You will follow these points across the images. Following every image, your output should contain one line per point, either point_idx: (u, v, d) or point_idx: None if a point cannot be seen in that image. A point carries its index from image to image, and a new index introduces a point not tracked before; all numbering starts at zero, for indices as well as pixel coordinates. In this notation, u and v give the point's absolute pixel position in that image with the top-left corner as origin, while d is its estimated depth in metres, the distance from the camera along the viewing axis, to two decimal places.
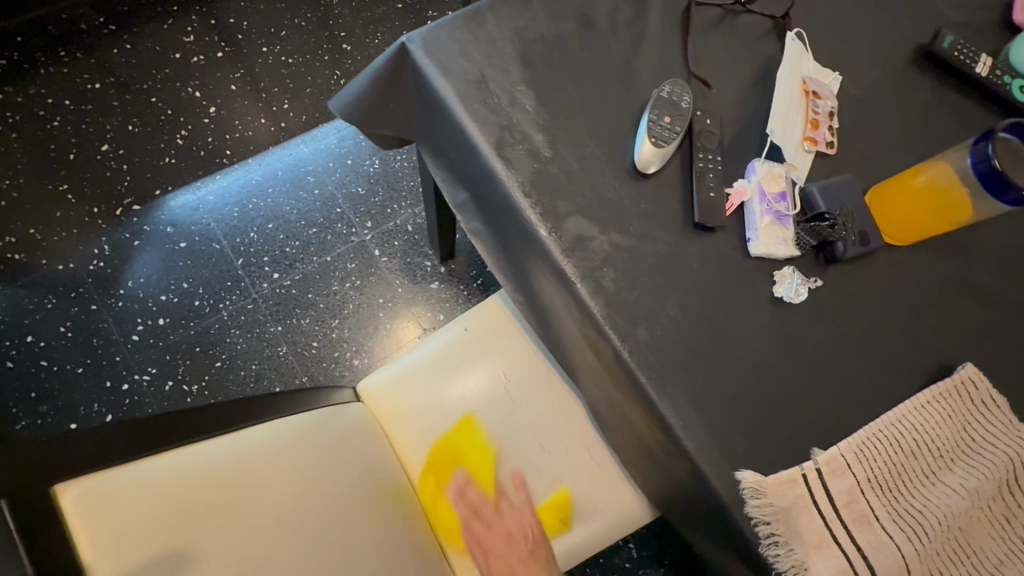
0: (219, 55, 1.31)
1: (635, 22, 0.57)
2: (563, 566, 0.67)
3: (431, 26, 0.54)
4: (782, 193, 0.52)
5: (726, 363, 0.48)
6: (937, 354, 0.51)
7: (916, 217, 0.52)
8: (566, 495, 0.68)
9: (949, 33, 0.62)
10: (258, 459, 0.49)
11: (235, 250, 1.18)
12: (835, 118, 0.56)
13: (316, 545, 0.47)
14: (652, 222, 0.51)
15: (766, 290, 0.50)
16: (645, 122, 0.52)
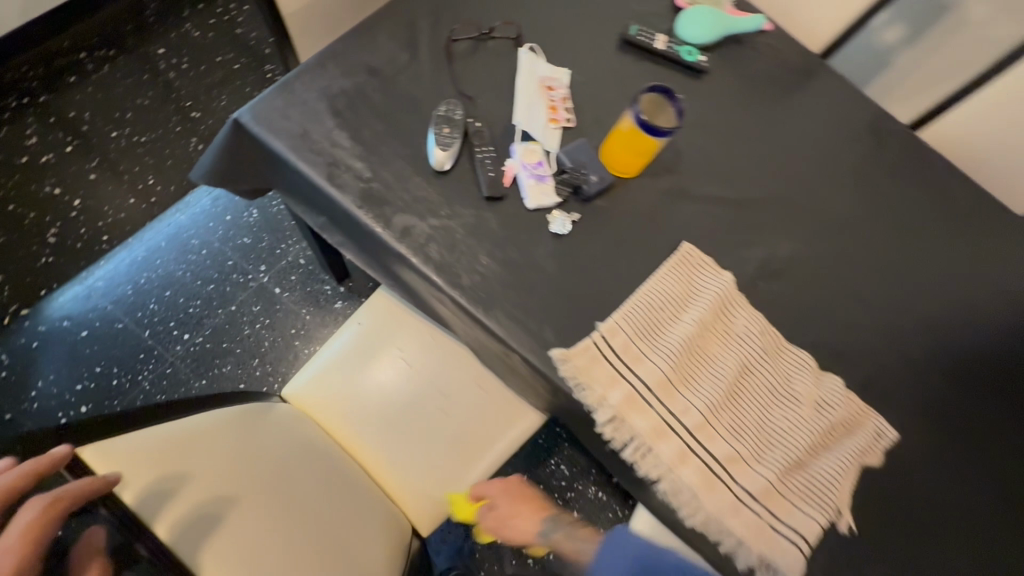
0: (69, 150, 1.32)
1: (411, 63, 0.77)
2: (485, 477, 0.85)
3: (255, 101, 0.70)
4: (539, 160, 0.73)
5: (529, 286, 0.70)
6: (667, 241, 0.77)
7: (628, 159, 0.76)
8: (473, 423, 0.87)
9: (633, 24, 0.88)
10: (216, 426, 0.69)
11: (139, 324, 1.26)
12: (569, 101, 0.79)
13: (267, 469, 0.67)
14: (456, 204, 0.71)
15: (547, 230, 0.72)
16: (432, 136, 0.71)
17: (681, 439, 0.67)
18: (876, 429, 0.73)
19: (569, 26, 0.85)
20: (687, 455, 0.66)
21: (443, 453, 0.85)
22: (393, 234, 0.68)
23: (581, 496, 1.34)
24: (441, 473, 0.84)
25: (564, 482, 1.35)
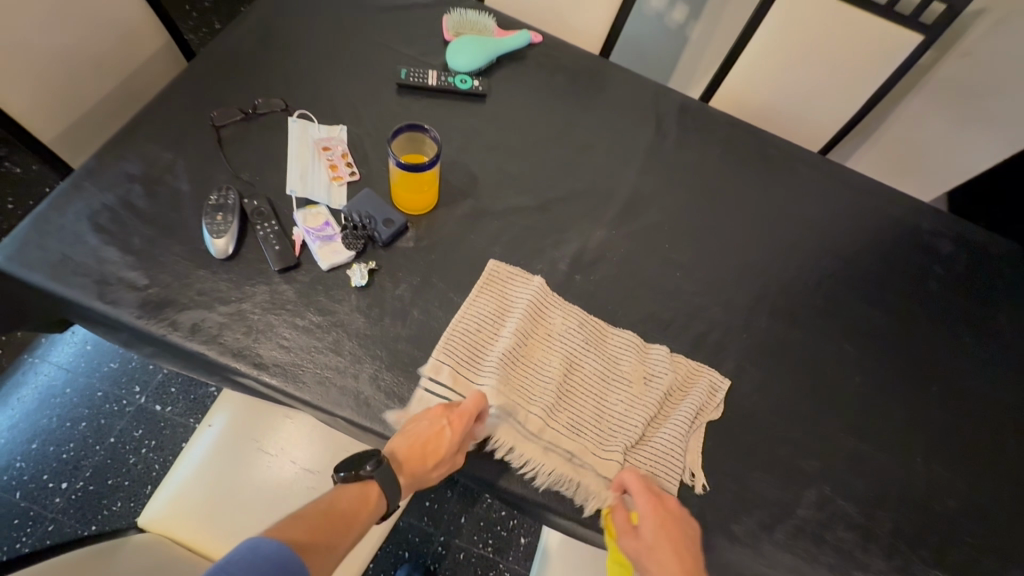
0: None
1: (178, 160, 0.77)
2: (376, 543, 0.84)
3: (8, 240, 0.67)
4: (325, 221, 0.75)
5: (338, 344, 0.69)
6: (474, 262, 0.79)
7: (414, 196, 0.78)
8: None
9: (403, 68, 0.92)
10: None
11: (8, 488, 1.16)
12: (349, 155, 0.81)
13: None
14: (247, 286, 0.70)
15: (347, 285, 0.73)
16: (206, 228, 0.71)
17: (535, 443, 0.68)
18: (710, 385, 0.78)
19: (340, 88, 0.88)
20: (554, 450, 0.68)
21: None
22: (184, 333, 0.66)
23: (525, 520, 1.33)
24: None
25: (503, 512, 1.33)
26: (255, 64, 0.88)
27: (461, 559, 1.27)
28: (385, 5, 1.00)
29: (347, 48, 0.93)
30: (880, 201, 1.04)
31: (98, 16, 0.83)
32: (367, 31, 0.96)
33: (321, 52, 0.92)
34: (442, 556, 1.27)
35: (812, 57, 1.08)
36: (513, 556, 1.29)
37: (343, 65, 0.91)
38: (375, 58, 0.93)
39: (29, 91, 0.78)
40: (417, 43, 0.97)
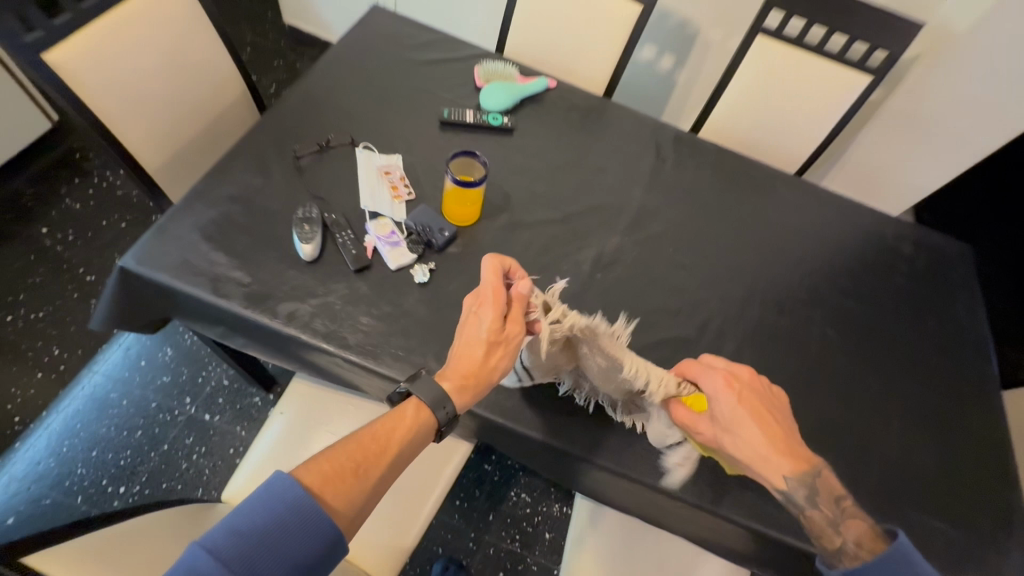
0: None
1: (267, 182, 0.92)
2: (429, 513, 0.94)
3: (135, 247, 0.81)
4: (391, 230, 0.90)
5: (407, 328, 0.83)
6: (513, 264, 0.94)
7: (463, 210, 0.94)
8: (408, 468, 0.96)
9: (446, 108, 1.10)
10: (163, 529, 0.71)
11: (70, 493, 1.24)
12: (406, 178, 0.98)
13: None
14: (331, 282, 0.85)
15: (412, 281, 0.88)
16: (296, 235, 0.86)
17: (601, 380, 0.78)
18: None
19: (394, 125, 1.06)
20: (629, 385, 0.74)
21: (388, 502, 0.93)
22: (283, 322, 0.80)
23: (548, 517, 1.43)
24: (389, 521, 0.92)
25: (528, 509, 1.43)
26: (323, 106, 1.05)
27: (491, 553, 1.36)
28: (426, 56, 1.18)
29: (397, 92, 1.11)
30: (848, 213, 1.22)
31: (198, 67, 1.00)
32: (412, 77, 1.15)
33: (376, 96, 1.10)
34: (474, 551, 1.36)
35: (784, 96, 1.29)
36: (539, 549, 1.38)
37: (395, 106, 1.09)
38: (420, 100, 1.11)
39: (144, 127, 0.94)
40: (455, 87, 1.15)
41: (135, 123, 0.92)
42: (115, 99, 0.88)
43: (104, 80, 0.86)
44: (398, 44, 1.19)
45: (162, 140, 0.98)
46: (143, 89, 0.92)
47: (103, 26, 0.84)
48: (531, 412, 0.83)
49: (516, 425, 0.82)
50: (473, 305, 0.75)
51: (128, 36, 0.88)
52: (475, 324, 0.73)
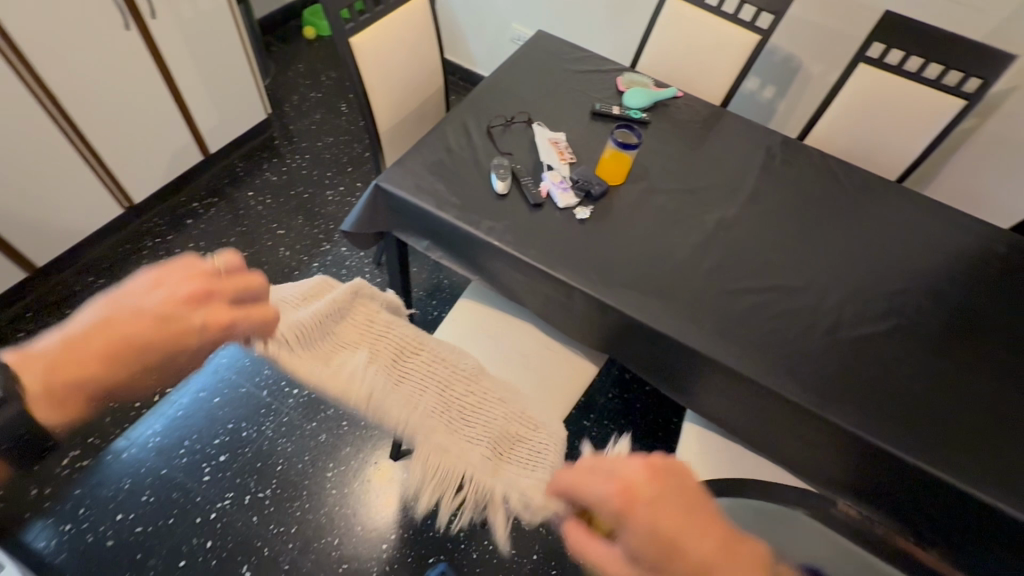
0: None
1: (469, 141, 1.23)
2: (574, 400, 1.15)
3: (386, 172, 1.13)
4: (561, 180, 1.17)
5: (572, 249, 1.09)
6: (650, 217, 1.19)
7: (615, 171, 1.20)
8: (557, 364, 1.19)
9: (597, 103, 1.40)
10: None
11: (258, 386, 1.54)
12: (569, 148, 1.26)
13: None
14: (516, 211, 1.13)
15: (575, 217, 1.14)
16: (493, 174, 1.15)
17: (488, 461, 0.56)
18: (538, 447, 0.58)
19: (558, 113, 1.36)
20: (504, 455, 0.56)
21: (541, 387, 1.15)
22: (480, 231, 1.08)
23: None
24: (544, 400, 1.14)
25: None
26: (505, 94, 1.37)
27: None
28: (581, 67, 1.50)
29: (559, 90, 1.43)
30: (942, 214, 1.37)
31: (424, 62, 1.36)
32: (570, 81, 1.46)
33: (544, 91, 1.41)
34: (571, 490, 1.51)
35: (882, 114, 1.49)
36: None
37: (557, 100, 1.40)
38: (576, 97, 1.42)
39: (389, 98, 1.29)
40: (602, 90, 1.45)
41: (385, 94, 1.27)
42: (379, 82, 1.23)
43: (378, 68, 1.21)
44: (559, 57, 1.52)
45: (395, 117, 1.33)
46: (394, 77, 1.27)
47: (382, 28, 1.20)
48: (664, 320, 1.04)
49: (654, 328, 1.03)
50: (183, 303, 0.55)
51: (393, 39, 1.24)
52: (187, 337, 0.54)
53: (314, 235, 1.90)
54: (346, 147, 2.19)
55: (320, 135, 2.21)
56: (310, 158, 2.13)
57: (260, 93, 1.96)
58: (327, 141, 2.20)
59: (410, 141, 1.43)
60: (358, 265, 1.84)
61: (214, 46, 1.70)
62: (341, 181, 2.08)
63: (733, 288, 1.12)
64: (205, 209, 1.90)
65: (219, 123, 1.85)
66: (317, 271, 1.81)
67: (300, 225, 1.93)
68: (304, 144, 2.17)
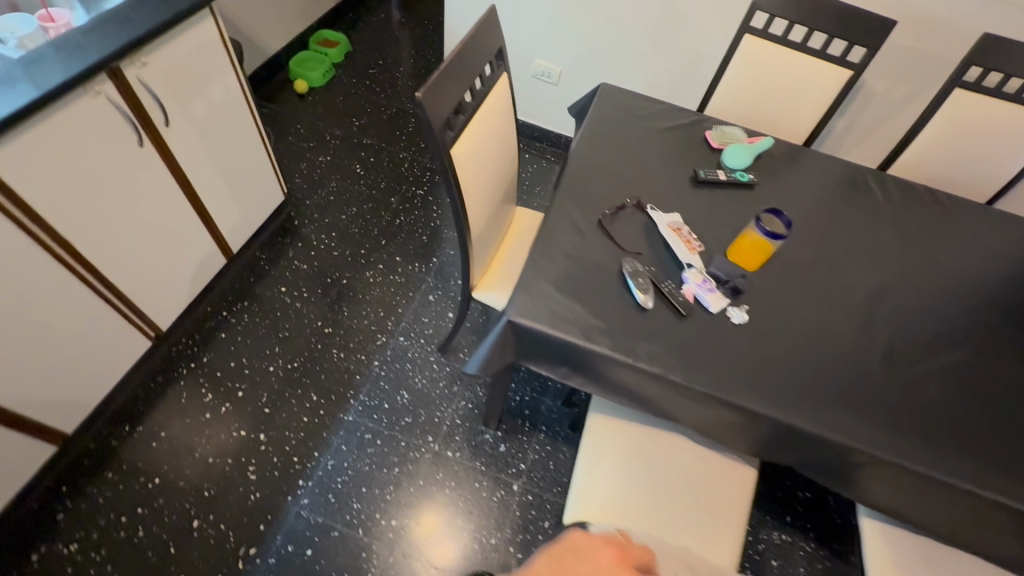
0: (225, 408, 1.51)
1: (587, 242, 1.08)
2: (744, 521, 1.06)
3: (510, 303, 0.97)
4: (704, 278, 1.04)
5: (743, 364, 0.96)
6: (802, 305, 1.07)
7: (755, 257, 1.08)
8: (715, 480, 1.09)
9: (698, 170, 1.26)
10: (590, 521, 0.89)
11: (350, 526, 1.36)
12: (692, 233, 1.13)
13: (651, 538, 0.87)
14: (668, 326, 0.98)
15: (731, 322, 1.01)
16: (633, 285, 1.01)
17: None
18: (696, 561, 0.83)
19: (660, 187, 1.22)
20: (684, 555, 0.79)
21: (709, 514, 1.04)
22: (631, 367, 0.94)
23: (771, 544, 1.47)
24: (718, 530, 1.03)
25: (751, 536, 1.48)
26: (600, 171, 1.22)
27: None
28: (662, 126, 1.36)
29: (650, 157, 1.29)
30: None
31: (504, 149, 1.20)
32: (656, 144, 1.32)
33: (636, 160, 1.27)
34: None
35: (977, 138, 1.41)
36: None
37: (653, 170, 1.26)
38: (670, 164, 1.28)
39: (479, 201, 1.12)
40: (694, 152, 1.32)
41: (477, 198, 1.10)
42: (471, 189, 1.07)
43: (470, 174, 1.04)
44: (635, 116, 1.38)
45: (484, 216, 1.16)
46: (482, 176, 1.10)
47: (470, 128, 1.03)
48: (864, 434, 0.92)
49: (858, 446, 0.91)
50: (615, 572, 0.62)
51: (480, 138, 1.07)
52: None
53: (364, 328, 1.71)
54: (373, 216, 1.99)
55: (341, 207, 2.00)
56: (337, 235, 1.92)
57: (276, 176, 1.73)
58: (351, 212, 1.99)
59: (491, 234, 1.26)
60: (423, 357, 1.68)
61: (227, 139, 1.47)
62: (378, 258, 1.88)
63: (911, 374, 1.02)
64: (237, 318, 1.68)
65: (239, 220, 1.62)
66: (380, 372, 1.63)
67: (346, 317, 1.72)
68: (327, 220, 1.96)
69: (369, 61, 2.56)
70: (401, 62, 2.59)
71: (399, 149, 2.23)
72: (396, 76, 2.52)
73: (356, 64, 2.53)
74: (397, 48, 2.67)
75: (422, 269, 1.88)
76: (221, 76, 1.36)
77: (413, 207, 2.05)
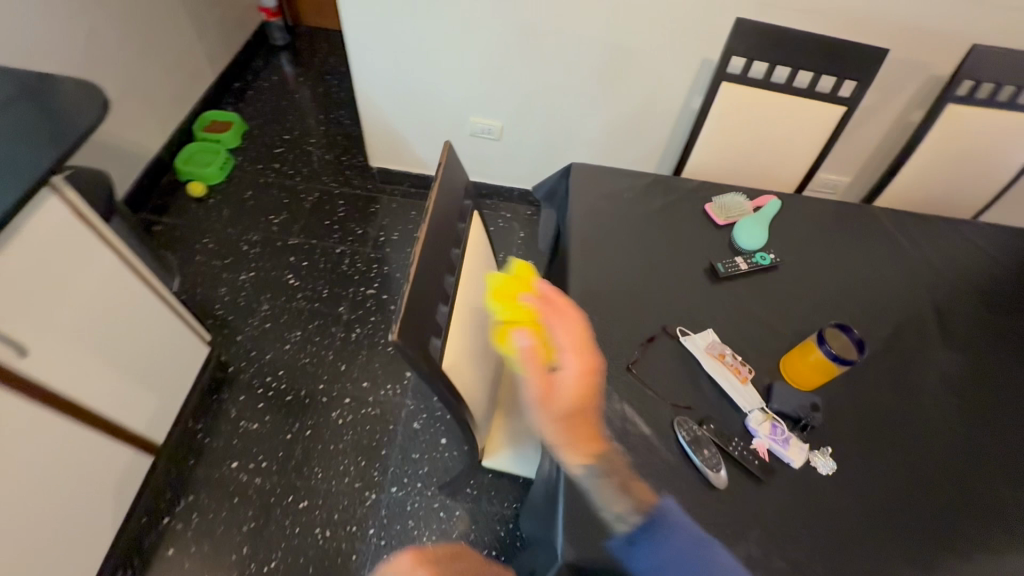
0: None
1: (624, 406, 0.86)
2: None
3: (560, 538, 0.74)
4: (772, 424, 0.85)
5: (853, 534, 0.78)
6: (887, 421, 0.90)
7: (811, 375, 0.90)
8: None
9: (714, 261, 1.07)
10: None
11: None
12: (737, 356, 0.93)
13: None
14: (754, 505, 0.79)
15: (821, 475, 0.82)
16: (699, 461, 0.80)
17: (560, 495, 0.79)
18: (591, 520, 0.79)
19: (679, 295, 1.02)
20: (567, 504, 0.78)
21: None
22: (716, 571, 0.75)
23: None
24: None
25: None
26: (606, 291, 1.00)
27: None
28: (657, 208, 1.16)
29: (654, 254, 1.08)
30: None
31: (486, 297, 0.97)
32: (656, 233, 1.12)
33: (641, 264, 1.06)
34: None
35: (972, 150, 1.31)
36: None
37: (664, 271, 1.06)
38: (679, 257, 1.09)
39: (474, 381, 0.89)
40: (701, 235, 1.13)
41: (471, 383, 0.87)
42: (462, 367, 0.84)
43: (462, 354, 0.81)
44: (622, 200, 1.17)
45: (480, 383, 0.93)
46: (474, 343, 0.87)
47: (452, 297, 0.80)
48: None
49: None
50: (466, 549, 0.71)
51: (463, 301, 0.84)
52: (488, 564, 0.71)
53: (346, 488, 1.42)
54: (324, 337, 1.69)
55: (283, 334, 1.68)
56: (285, 372, 1.60)
57: (193, 330, 1.40)
58: (296, 338, 1.67)
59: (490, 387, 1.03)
60: (425, 507, 1.41)
61: (119, 322, 1.13)
62: (342, 391, 1.59)
63: None
64: (184, 519, 1.35)
65: (159, 405, 1.29)
66: (379, 541, 1.36)
67: (321, 480, 1.43)
68: (269, 355, 1.63)
69: (273, 137, 2.20)
70: (311, 132, 2.24)
71: (334, 243, 1.92)
72: (309, 151, 2.18)
73: (258, 144, 2.16)
74: (302, 115, 2.31)
75: (397, 392, 1.60)
76: (92, 257, 1.03)
77: (368, 314, 1.76)
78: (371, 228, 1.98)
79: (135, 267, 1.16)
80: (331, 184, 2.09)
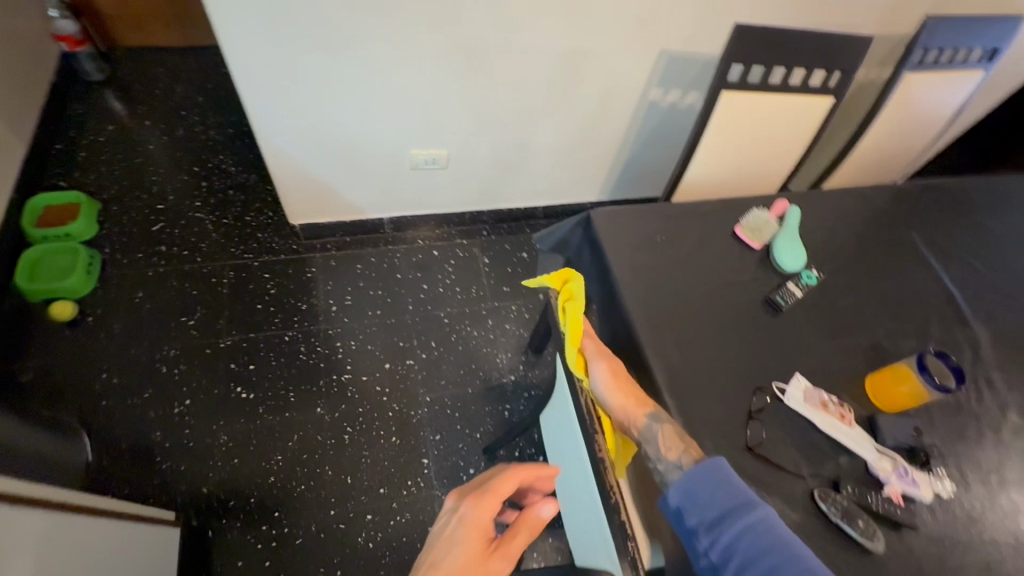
0: None
1: (765, 496, 0.80)
2: None
3: None
4: (895, 465, 0.85)
5: (989, 549, 0.82)
6: (968, 417, 0.94)
7: (898, 399, 0.91)
8: None
9: (769, 293, 1.03)
10: None
11: None
12: (833, 399, 0.91)
13: None
14: (909, 556, 0.79)
15: (946, 499, 0.85)
16: (855, 535, 0.78)
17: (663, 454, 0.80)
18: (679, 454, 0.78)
19: (755, 342, 0.96)
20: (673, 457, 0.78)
21: None
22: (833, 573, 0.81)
23: None
24: None
25: None
26: (689, 364, 0.92)
27: None
28: (691, 244, 1.07)
29: (711, 300, 1.01)
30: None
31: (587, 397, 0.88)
32: (703, 275, 1.04)
33: (705, 318, 0.98)
34: None
35: (911, 111, 1.41)
36: None
37: (729, 319, 0.99)
38: (734, 297, 1.02)
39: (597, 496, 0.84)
40: (742, 263, 1.07)
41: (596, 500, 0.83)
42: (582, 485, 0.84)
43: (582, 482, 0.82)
44: (655, 244, 1.06)
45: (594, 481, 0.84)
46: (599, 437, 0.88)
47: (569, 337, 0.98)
48: None
49: None
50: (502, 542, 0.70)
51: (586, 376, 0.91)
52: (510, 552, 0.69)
53: None
54: (313, 451, 1.41)
55: (260, 465, 1.37)
56: (283, 510, 1.32)
57: (141, 513, 1.13)
58: (280, 463, 1.38)
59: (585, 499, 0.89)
60: None
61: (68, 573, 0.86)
62: (359, 508, 1.36)
63: None
64: None
65: None
66: None
67: None
68: (254, 497, 1.33)
69: (143, 211, 1.72)
70: (192, 193, 1.79)
71: (278, 330, 1.58)
72: (199, 218, 1.74)
73: (126, 226, 1.68)
74: (171, 172, 1.83)
75: (422, 486, 1.41)
76: None
77: (354, 404, 1.50)
78: (317, 297, 1.66)
79: (36, 500, 0.84)
80: (244, 254, 1.69)
